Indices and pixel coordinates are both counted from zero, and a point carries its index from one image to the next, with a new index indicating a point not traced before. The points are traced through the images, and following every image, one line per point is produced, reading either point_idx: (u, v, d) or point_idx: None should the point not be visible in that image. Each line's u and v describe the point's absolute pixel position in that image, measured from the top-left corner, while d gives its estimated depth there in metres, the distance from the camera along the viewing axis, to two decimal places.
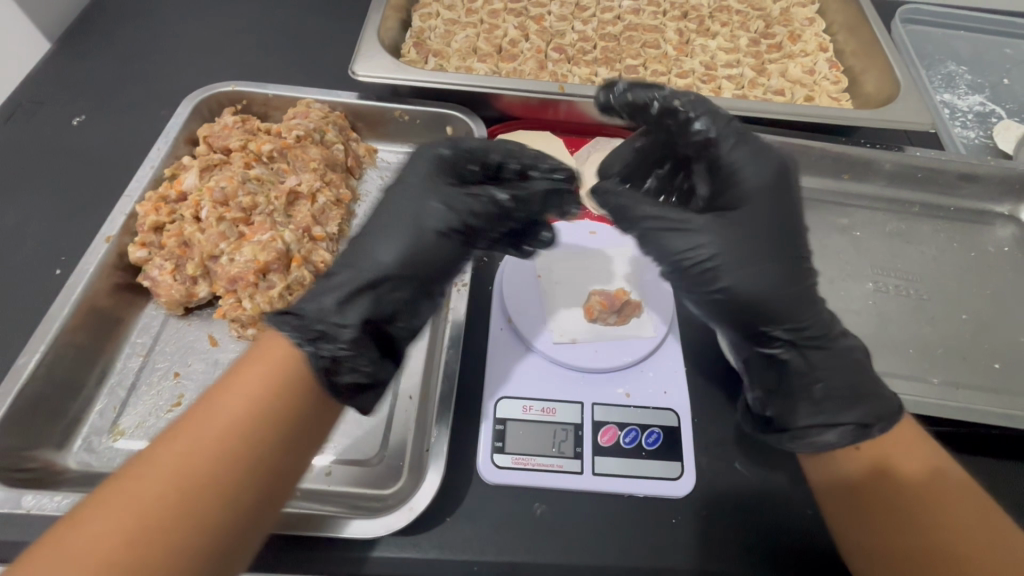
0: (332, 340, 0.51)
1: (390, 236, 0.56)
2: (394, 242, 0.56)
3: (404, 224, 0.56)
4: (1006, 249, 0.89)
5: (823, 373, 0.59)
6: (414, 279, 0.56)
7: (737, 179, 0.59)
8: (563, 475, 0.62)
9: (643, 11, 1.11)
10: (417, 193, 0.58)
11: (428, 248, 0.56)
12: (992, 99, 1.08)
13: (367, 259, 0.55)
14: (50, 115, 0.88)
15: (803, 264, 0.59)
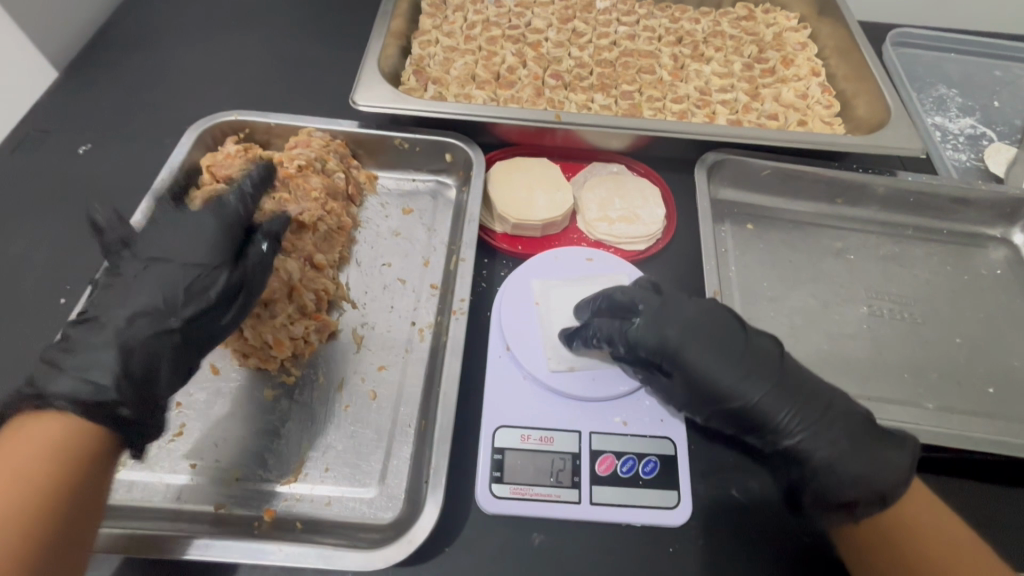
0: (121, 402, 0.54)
1: (147, 290, 0.60)
2: (151, 295, 0.59)
3: (154, 288, 0.60)
4: (999, 272, 0.90)
5: (827, 450, 0.59)
6: (169, 325, 0.59)
7: (665, 351, 0.63)
8: (561, 504, 0.62)
9: (638, 37, 1.13)
10: (167, 261, 0.62)
11: (178, 303, 0.60)
12: (983, 122, 1.10)
13: (106, 320, 0.58)
14: (56, 144, 0.89)
15: (756, 362, 0.61)
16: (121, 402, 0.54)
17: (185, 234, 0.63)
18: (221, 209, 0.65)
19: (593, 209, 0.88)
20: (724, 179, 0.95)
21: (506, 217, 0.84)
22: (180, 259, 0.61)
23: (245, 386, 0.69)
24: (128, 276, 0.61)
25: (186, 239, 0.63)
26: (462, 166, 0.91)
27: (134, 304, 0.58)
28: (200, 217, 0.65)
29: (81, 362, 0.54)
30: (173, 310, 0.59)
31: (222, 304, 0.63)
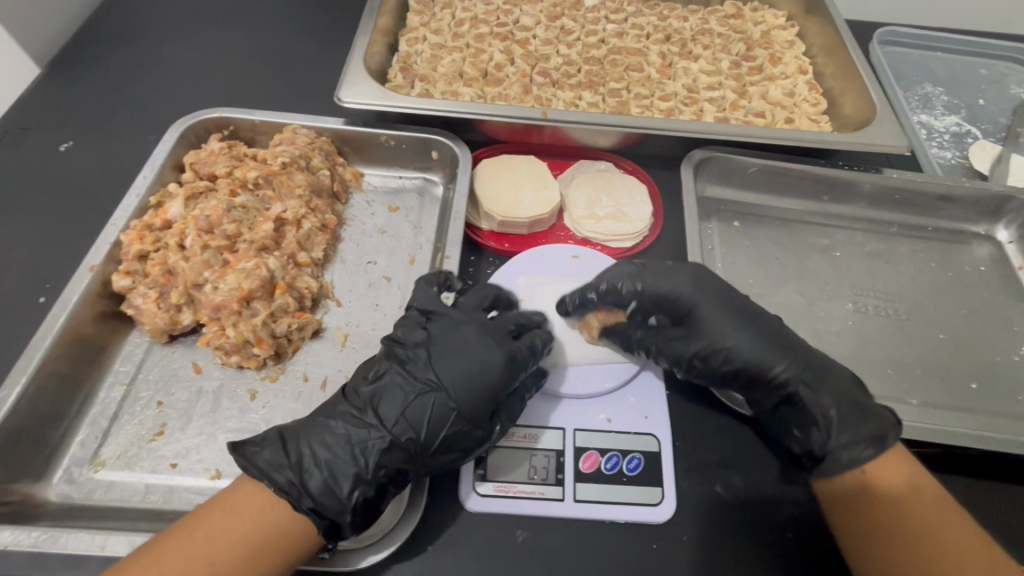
0: (346, 522, 0.54)
1: (405, 416, 0.58)
2: (416, 425, 0.58)
3: (420, 398, 0.59)
4: (983, 268, 0.90)
5: (825, 396, 0.63)
6: (412, 460, 0.58)
7: (677, 300, 0.67)
8: (544, 501, 0.62)
9: (626, 35, 1.13)
10: (442, 392, 0.59)
11: (431, 448, 0.58)
12: (968, 120, 1.10)
13: (377, 427, 0.57)
14: (37, 142, 0.88)
15: (756, 317, 0.66)
16: (351, 515, 0.54)
17: (480, 392, 0.60)
18: (509, 357, 0.62)
19: (580, 206, 0.87)
20: (711, 176, 0.95)
21: (492, 214, 0.83)
22: (460, 411, 0.59)
23: (226, 385, 0.69)
24: (412, 398, 0.59)
25: (473, 391, 0.60)
26: (449, 164, 0.90)
27: (400, 426, 0.57)
28: (486, 351, 0.62)
29: (333, 463, 0.55)
30: (420, 457, 0.58)
31: (466, 451, 0.60)
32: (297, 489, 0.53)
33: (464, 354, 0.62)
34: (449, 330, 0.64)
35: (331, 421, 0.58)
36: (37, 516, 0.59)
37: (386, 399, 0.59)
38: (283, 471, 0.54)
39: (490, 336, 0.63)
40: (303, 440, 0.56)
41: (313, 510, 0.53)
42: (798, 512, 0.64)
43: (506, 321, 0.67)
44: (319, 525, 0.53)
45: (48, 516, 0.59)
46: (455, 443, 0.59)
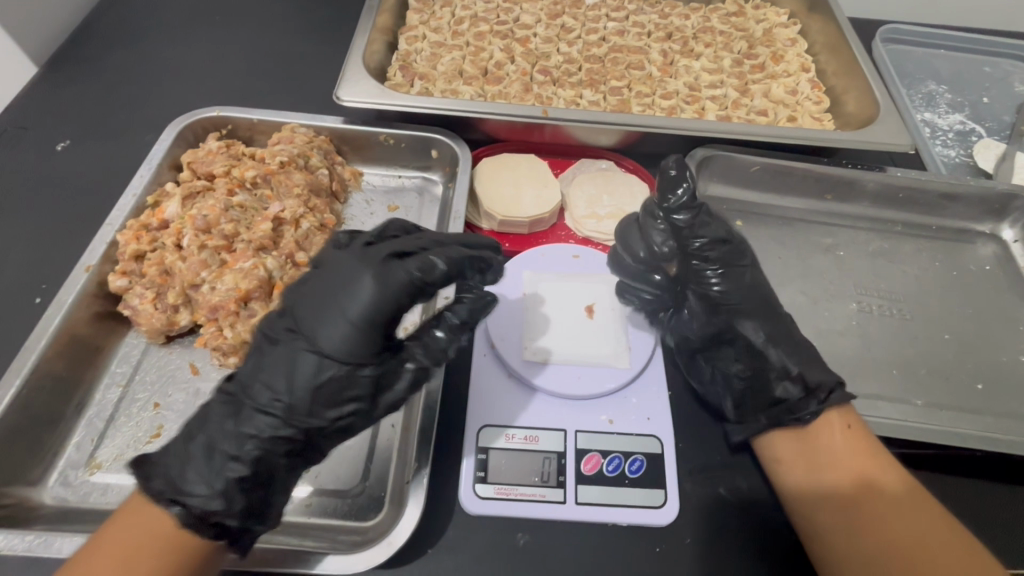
0: (220, 511, 0.48)
1: (269, 380, 0.51)
2: (282, 386, 0.50)
3: (280, 359, 0.51)
4: (987, 268, 0.89)
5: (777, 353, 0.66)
6: (288, 422, 0.51)
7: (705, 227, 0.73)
8: (546, 504, 0.61)
9: (628, 33, 1.12)
10: (304, 339, 0.51)
11: (302, 405, 0.50)
12: (972, 118, 1.09)
13: (246, 398, 0.51)
14: (34, 141, 0.88)
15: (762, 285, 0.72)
16: (221, 500, 0.49)
17: (347, 333, 0.50)
18: (379, 280, 0.50)
19: (581, 205, 0.87)
20: (713, 175, 0.95)
21: (493, 214, 0.83)
22: (326, 356, 0.50)
23: None
24: (277, 353, 0.52)
25: (338, 333, 0.50)
26: (448, 163, 0.89)
27: (262, 391, 0.51)
28: (351, 278, 0.51)
29: (197, 449, 0.50)
30: (295, 416, 0.51)
31: (360, 402, 0.52)
32: (168, 485, 0.49)
33: (324, 294, 0.52)
34: (322, 267, 0.55)
35: (208, 405, 0.52)
36: (31, 519, 0.58)
37: (254, 365, 0.52)
38: (161, 470, 0.50)
39: (360, 264, 0.52)
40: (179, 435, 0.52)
41: (176, 501, 0.48)
42: None
43: (389, 247, 0.54)
44: (182, 517, 0.47)
45: (43, 519, 0.58)
46: (334, 395, 0.51)
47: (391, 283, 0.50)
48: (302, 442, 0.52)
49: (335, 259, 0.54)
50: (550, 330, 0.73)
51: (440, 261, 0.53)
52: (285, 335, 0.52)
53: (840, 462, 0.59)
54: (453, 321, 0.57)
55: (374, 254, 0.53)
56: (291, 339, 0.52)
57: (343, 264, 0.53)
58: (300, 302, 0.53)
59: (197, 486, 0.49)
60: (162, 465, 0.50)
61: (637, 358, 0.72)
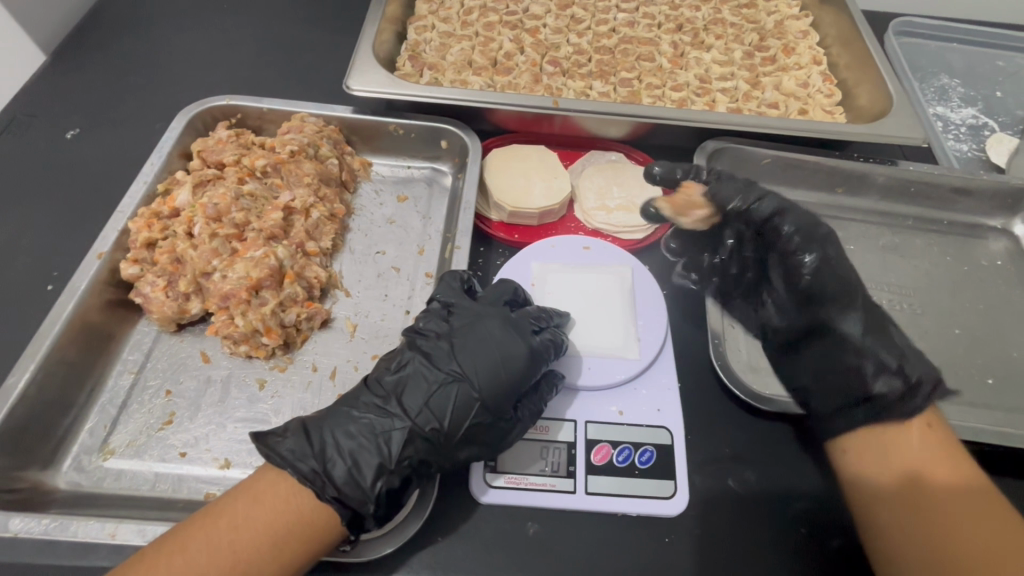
0: (372, 514, 0.54)
1: (429, 405, 0.58)
2: (440, 413, 0.58)
3: (441, 391, 0.59)
4: (999, 263, 0.89)
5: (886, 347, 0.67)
6: (434, 450, 0.58)
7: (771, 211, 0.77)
8: (556, 494, 0.62)
9: (638, 24, 1.11)
10: (465, 383, 0.59)
11: (454, 439, 0.58)
12: (984, 112, 1.08)
13: (400, 416, 0.58)
14: (43, 129, 0.88)
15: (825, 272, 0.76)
16: (373, 505, 0.54)
17: (502, 386, 0.59)
18: (532, 353, 0.61)
19: (591, 197, 0.86)
20: (723, 168, 0.94)
21: (502, 205, 0.82)
22: (484, 402, 0.58)
23: (235, 375, 0.68)
24: (439, 386, 0.59)
25: (498, 382, 0.59)
26: (458, 154, 0.89)
27: (422, 416, 0.57)
28: (510, 343, 0.61)
29: (356, 454, 0.55)
30: (444, 448, 0.58)
31: (488, 444, 0.60)
32: (321, 477, 0.53)
33: (486, 348, 0.61)
34: (472, 321, 0.64)
35: (360, 415, 0.58)
36: (47, 503, 0.58)
37: (410, 392, 0.59)
38: (307, 460, 0.54)
39: (513, 331, 0.63)
40: (327, 432, 0.56)
41: (337, 499, 0.53)
42: (809, 507, 0.63)
43: (528, 316, 0.66)
44: (341, 516, 0.52)
45: (58, 503, 0.59)
46: (476, 435, 0.59)
47: (538, 358, 0.62)
48: (434, 472, 0.59)
49: (489, 318, 0.64)
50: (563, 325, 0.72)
51: (564, 343, 0.65)
52: (445, 370, 0.60)
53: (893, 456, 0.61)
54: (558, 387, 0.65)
55: (523, 322, 0.64)
56: (449, 378, 0.59)
57: (496, 326, 0.63)
58: (460, 348, 0.61)
59: (353, 483, 0.54)
60: (319, 457, 0.54)
61: (646, 346, 0.72)
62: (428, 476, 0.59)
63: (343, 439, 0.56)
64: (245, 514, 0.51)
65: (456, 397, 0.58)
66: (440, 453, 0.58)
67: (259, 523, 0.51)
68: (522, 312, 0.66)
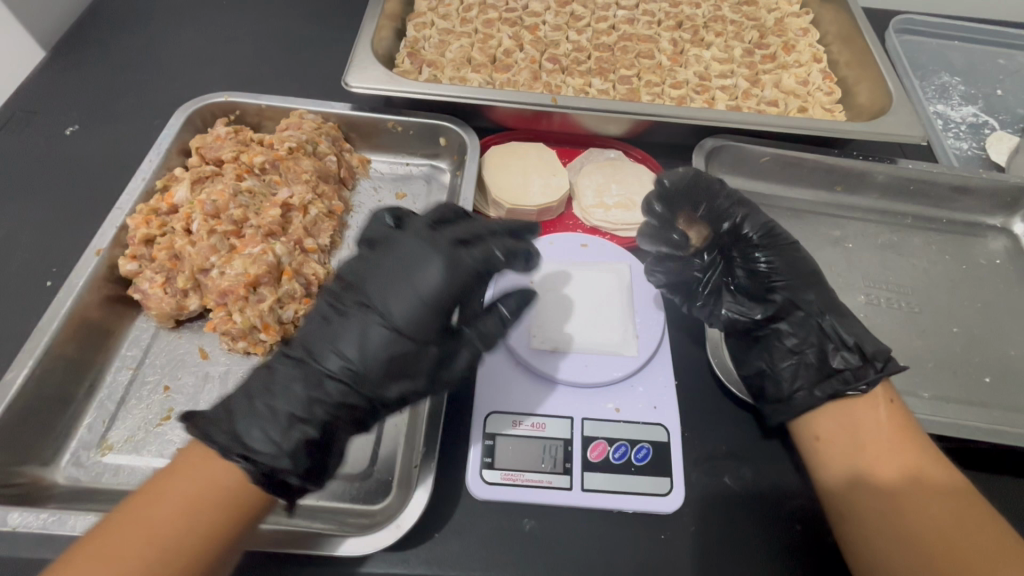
0: (291, 470, 0.49)
1: (337, 348, 0.52)
2: (353, 352, 0.52)
3: (352, 329, 0.52)
4: (998, 261, 0.89)
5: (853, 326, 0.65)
6: (354, 391, 0.52)
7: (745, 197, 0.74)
8: (552, 491, 0.62)
9: (638, 21, 1.11)
10: (378, 314, 0.52)
11: (373, 376, 0.52)
12: (985, 111, 1.08)
13: (310, 361, 0.52)
14: (42, 125, 0.88)
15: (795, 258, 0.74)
16: (290, 459, 0.49)
17: (417, 311, 0.52)
18: (450, 270, 0.52)
19: (589, 195, 0.86)
20: (722, 166, 0.94)
21: (500, 202, 0.83)
22: (397, 330, 0.52)
23: (233, 371, 0.68)
24: (347, 321, 0.53)
25: (409, 308, 0.52)
26: (456, 151, 0.89)
27: (333, 358, 0.52)
28: (423, 262, 0.53)
29: (265, 410, 0.51)
30: (365, 386, 0.52)
31: (419, 378, 0.53)
32: (227, 438, 0.49)
33: (398, 273, 0.53)
34: (382, 245, 0.56)
35: (272, 366, 0.53)
36: (45, 498, 0.59)
37: (320, 335, 0.53)
38: (215, 426, 0.50)
39: (427, 244, 0.54)
40: (238, 392, 0.52)
41: (245, 458, 0.48)
42: (806, 505, 0.64)
43: (454, 229, 0.56)
44: (251, 475, 0.48)
45: (57, 498, 0.59)
46: (402, 369, 0.52)
47: (459, 271, 0.53)
48: (362, 415, 0.53)
49: (403, 239, 0.55)
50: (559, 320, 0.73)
51: (500, 252, 0.56)
52: (355, 306, 0.53)
53: (878, 453, 0.58)
54: (505, 311, 0.57)
55: (441, 238, 0.55)
56: (359, 313, 0.53)
57: (410, 246, 0.54)
58: (369, 278, 0.54)
59: (266, 438, 0.49)
60: (224, 419, 0.50)
61: (643, 344, 0.72)
62: (359, 418, 0.54)
63: (254, 394, 0.51)
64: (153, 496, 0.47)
65: (365, 332, 0.52)
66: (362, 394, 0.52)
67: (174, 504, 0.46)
68: (450, 228, 0.57)
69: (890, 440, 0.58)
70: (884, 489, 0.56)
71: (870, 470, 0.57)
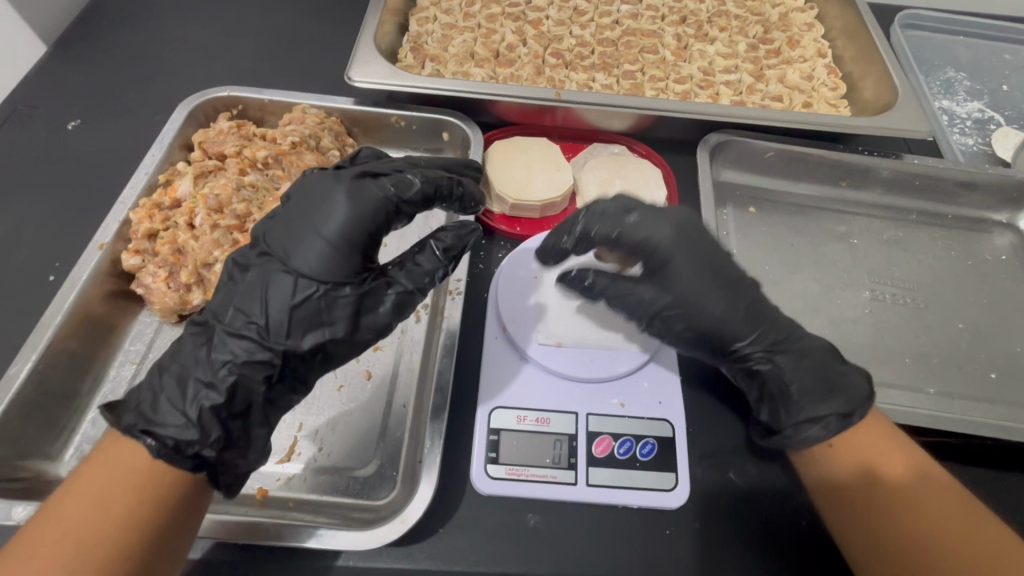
0: (201, 438, 0.50)
1: (241, 307, 0.54)
2: (257, 309, 0.53)
3: (255, 286, 0.54)
4: (1003, 257, 0.88)
5: (799, 365, 0.62)
6: (263, 347, 0.53)
7: (654, 247, 0.61)
8: (557, 486, 0.62)
9: (641, 16, 1.10)
10: (282, 262, 0.54)
11: (279, 325, 0.53)
12: (991, 106, 1.07)
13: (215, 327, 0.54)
14: (45, 120, 0.87)
15: (744, 280, 0.64)
16: (198, 430, 0.50)
17: (321, 249, 0.54)
18: (352, 200, 0.55)
19: (593, 190, 0.86)
20: (727, 161, 0.94)
21: (504, 197, 0.82)
22: (301, 274, 0.54)
23: None
24: (248, 277, 0.55)
25: (312, 250, 0.54)
26: (460, 146, 0.89)
27: (237, 319, 0.53)
28: (324, 200, 0.55)
29: (171, 380, 0.52)
30: (273, 337, 0.53)
31: (330, 324, 0.55)
32: (135, 419, 0.50)
33: (301, 218, 0.55)
34: (285, 200, 0.58)
35: (179, 338, 0.55)
36: (48, 492, 0.58)
37: (226, 296, 0.55)
38: (128, 414, 0.50)
39: (328, 184, 0.56)
40: (153, 373, 0.53)
41: (147, 433, 0.49)
42: (812, 500, 0.63)
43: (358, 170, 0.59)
44: (155, 449, 0.48)
45: None
46: (311, 318, 0.54)
47: (363, 198, 0.55)
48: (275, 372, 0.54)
49: (305, 184, 0.58)
50: (562, 315, 0.72)
51: (416, 179, 0.60)
52: (261, 260, 0.56)
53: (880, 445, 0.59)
54: (437, 248, 0.61)
55: (345, 176, 0.57)
56: (264, 265, 0.55)
57: (312, 189, 0.57)
58: (272, 230, 0.56)
59: (178, 408, 0.50)
60: (135, 400, 0.52)
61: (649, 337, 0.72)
62: (271, 376, 0.54)
63: (166, 368, 0.53)
64: (72, 498, 0.46)
65: (267, 279, 0.54)
66: (273, 346, 0.53)
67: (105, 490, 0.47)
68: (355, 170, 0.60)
69: (879, 446, 0.59)
70: (886, 490, 0.57)
71: (878, 464, 0.58)
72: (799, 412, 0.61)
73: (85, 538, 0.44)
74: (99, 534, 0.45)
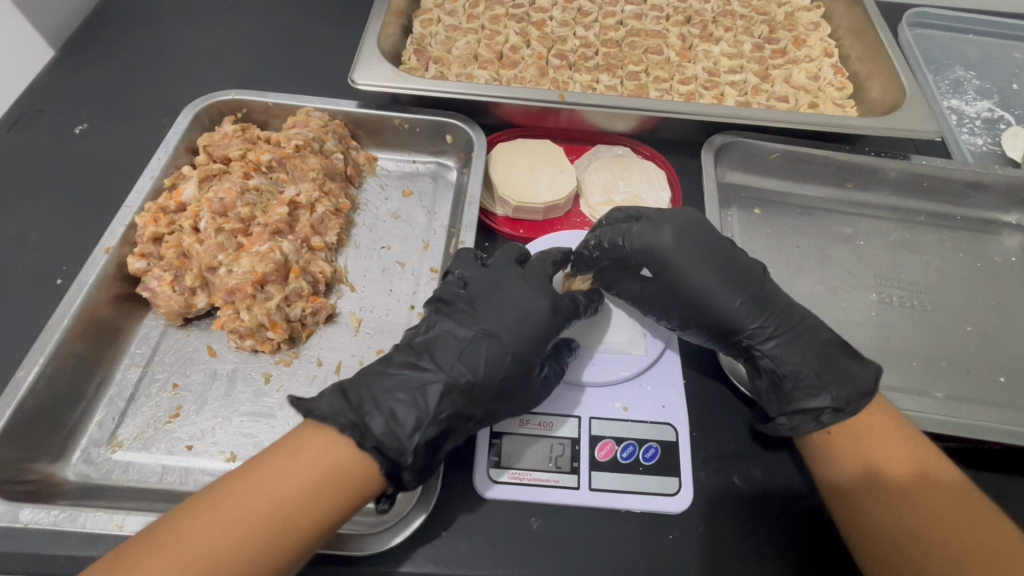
0: (409, 465, 0.53)
1: (462, 359, 0.58)
2: (475, 366, 0.58)
3: (478, 349, 0.59)
4: (1013, 259, 0.87)
5: (796, 352, 0.63)
6: (471, 401, 0.58)
7: (655, 253, 0.68)
8: (559, 490, 0.61)
9: (645, 16, 1.09)
10: (495, 337, 0.60)
11: (488, 388, 0.58)
12: (1000, 105, 1.06)
13: (433, 370, 0.58)
14: (52, 124, 0.88)
15: (749, 274, 0.67)
16: (412, 456, 0.54)
17: (531, 338, 0.61)
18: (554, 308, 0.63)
19: (596, 191, 0.85)
20: (731, 162, 0.93)
21: (506, 199, 0.82)
22: (515, 354, 0.59)
23: (240, 369, 0.68)
24: (466, 340, 0.59)
25: (524, 335, 0.60)
26: (463, 148, 0.89)
27: (457, 370, 0.57)
28: (534, 299, 0.63)
29: (395, 407, 0.55)
30: (479, 397, 0.58)
31: (520, 400, 0.61)
32: (360, 429, 0.52)
33: (515, 307, 0.62)
34: (490, 283, 0.65)
35: (388, 369, 0.58)
36: (55, 495, 0.59)
37: (441, 346, 0.59)
38: (344, 414, 0.53)
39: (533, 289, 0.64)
40: (360, 387, 0.56)
41: (377, 448, 0.52)
42: (816, 504, 0.63)
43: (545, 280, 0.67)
44: (381, 463, 0.51)
45: (68, 494, 0.59)
46: (509, 387, 0.59)
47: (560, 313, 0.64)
48: (469, 425, 0.59)
49: (507, 279, 0.65)
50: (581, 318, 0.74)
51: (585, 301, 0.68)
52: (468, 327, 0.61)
53: (895, 453, 0.57)
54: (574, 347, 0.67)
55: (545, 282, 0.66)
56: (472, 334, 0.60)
57: (514, 286, 0.64)
58: (483, 309, 0.62)
59: (402, 438, 0.53)
60: (346, 411, 0.53)
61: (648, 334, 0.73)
62: (466, 428, 0.59)
63: (379, 398, 0.55)
64: (273, 471, 0.48)
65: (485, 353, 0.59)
66: (478, 408, 0.58)
67: (302, 474, 0.48)
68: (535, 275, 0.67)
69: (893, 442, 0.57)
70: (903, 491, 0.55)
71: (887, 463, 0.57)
72: (793, 403, 0.62)
73: (282, 519, 0.46)
74: (296, 523, 0.46)
